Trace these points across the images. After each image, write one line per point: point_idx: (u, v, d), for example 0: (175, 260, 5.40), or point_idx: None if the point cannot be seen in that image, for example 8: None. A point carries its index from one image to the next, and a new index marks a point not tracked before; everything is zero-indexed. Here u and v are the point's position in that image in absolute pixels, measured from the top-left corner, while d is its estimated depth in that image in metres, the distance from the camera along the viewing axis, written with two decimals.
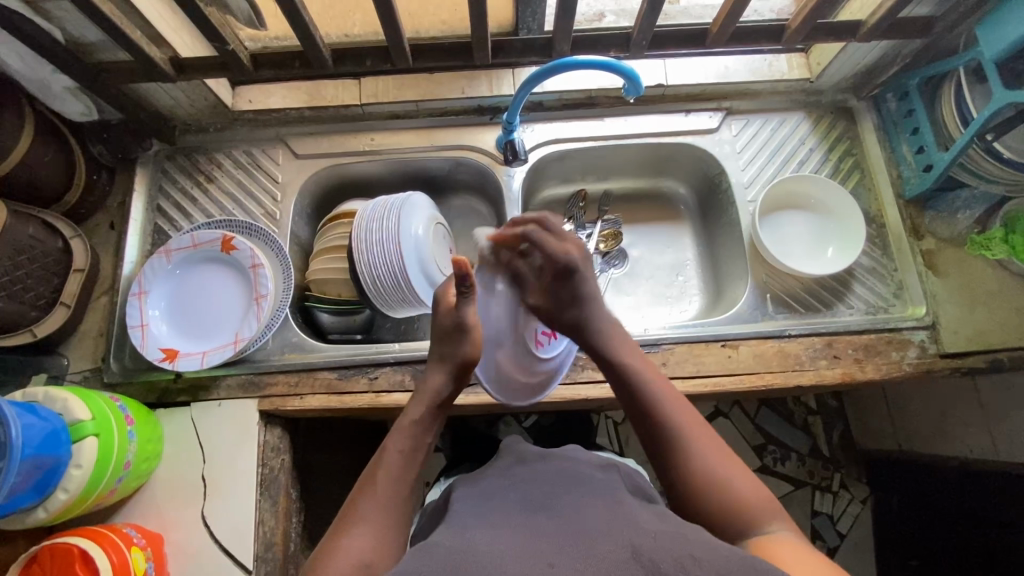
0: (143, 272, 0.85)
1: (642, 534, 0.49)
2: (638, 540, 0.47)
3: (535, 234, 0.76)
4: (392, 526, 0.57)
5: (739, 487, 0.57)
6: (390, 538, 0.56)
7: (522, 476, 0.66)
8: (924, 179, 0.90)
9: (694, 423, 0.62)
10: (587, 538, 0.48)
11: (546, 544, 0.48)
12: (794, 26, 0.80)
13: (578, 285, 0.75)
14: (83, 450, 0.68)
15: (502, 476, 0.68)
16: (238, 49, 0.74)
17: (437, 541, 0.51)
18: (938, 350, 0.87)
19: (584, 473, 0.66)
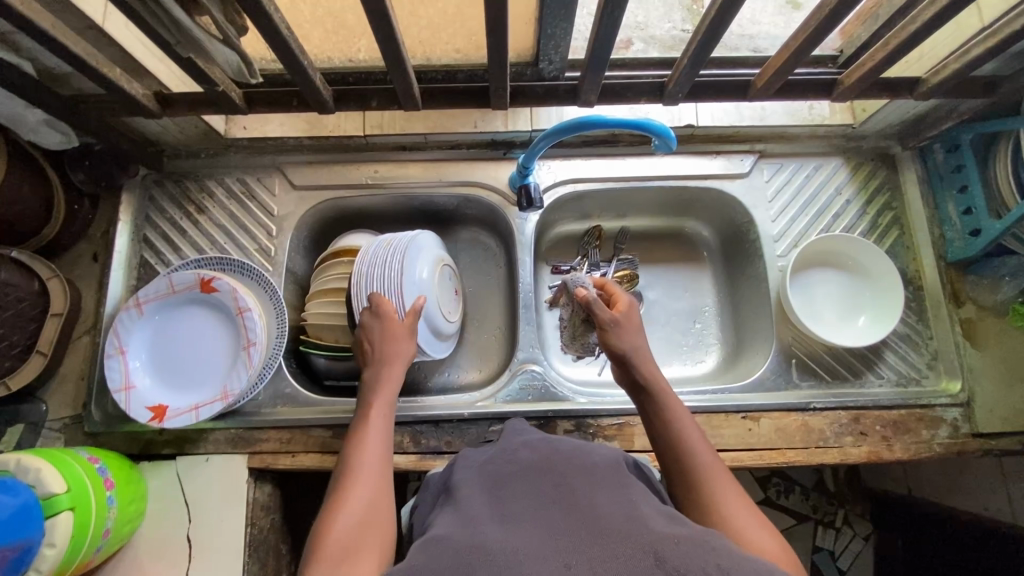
0: (116, 328, 0.78)
1: (659, 534, 0.43)
2: (658, 539, 0.42)
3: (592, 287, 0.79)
4: (375, 512, 0.56)
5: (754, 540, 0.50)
6: (374, 533, 0.54)
7: (532, 453, 0.58)
8: (971, 244, 0.84)
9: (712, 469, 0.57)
10: (604, 537, 0.43)
11: (565, 545, 0.43)
12: (849, 81, 0.72)
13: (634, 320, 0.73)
14: (57, 528, 0.63)
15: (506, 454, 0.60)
16: (230, 91, 0.67)
17: (445, 535, 0.45)
18: (971, 430, 0.82)
19: (600, 453, 0.59)
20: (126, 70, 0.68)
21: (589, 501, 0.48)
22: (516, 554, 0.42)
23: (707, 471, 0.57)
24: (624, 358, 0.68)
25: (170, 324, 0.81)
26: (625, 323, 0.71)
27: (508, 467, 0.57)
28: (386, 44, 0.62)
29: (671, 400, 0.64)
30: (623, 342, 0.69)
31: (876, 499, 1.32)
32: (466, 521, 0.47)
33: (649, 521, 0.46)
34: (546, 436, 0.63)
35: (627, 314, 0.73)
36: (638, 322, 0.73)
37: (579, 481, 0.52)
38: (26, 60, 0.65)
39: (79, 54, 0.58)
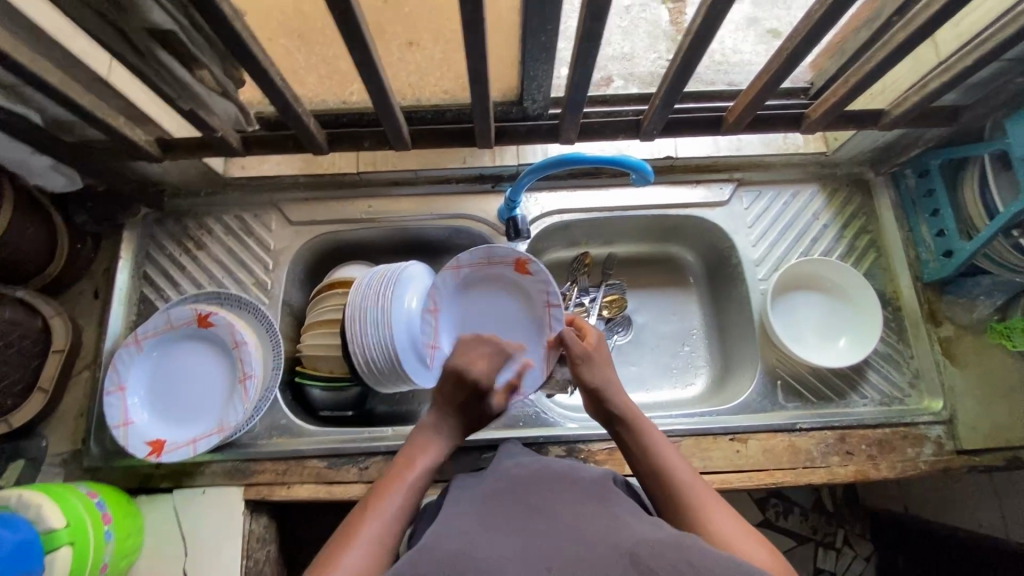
0: (115, 365, 0.80)
1: (639, 540, 0.46)
2: (636, 545, 0.45)
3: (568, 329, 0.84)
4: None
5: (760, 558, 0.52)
6: None
7: (516, 477, 0.60)
8: (944, 265, 0.86)
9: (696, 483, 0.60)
10: (585, 547, 0.46)
11: (547, 550, 0.46)
12: (816, 114, 0.76)
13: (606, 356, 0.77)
14: (56, 563, 0.64)
15: (495, 477, 0.62)
16: (228, 135, 0.70)
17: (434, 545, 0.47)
18: (955, 447, 0.84)
19: (583, 474, 0.60)
20: (129, 118, 0.71)
21: (573, 519, 0.50)
22: (504, 564, 0.44)
23: (693, 492, 0.59)
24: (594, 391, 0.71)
25: (169, 360, 0.83)
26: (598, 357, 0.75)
27: (495, 491, 0.58)
28: (375, 90, 0.66)
29: (649, 429, 0.68)
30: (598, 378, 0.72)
31: (877, 519, 1.31)
32: (454, 531, 0.49)
33: (629, 529, 0.49)
34: (532, 460, 0.65)
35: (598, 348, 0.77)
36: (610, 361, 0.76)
37: (565, 500, 0.54)
38: (35, 111, 0.69)
39: (86, 106, 0.62)
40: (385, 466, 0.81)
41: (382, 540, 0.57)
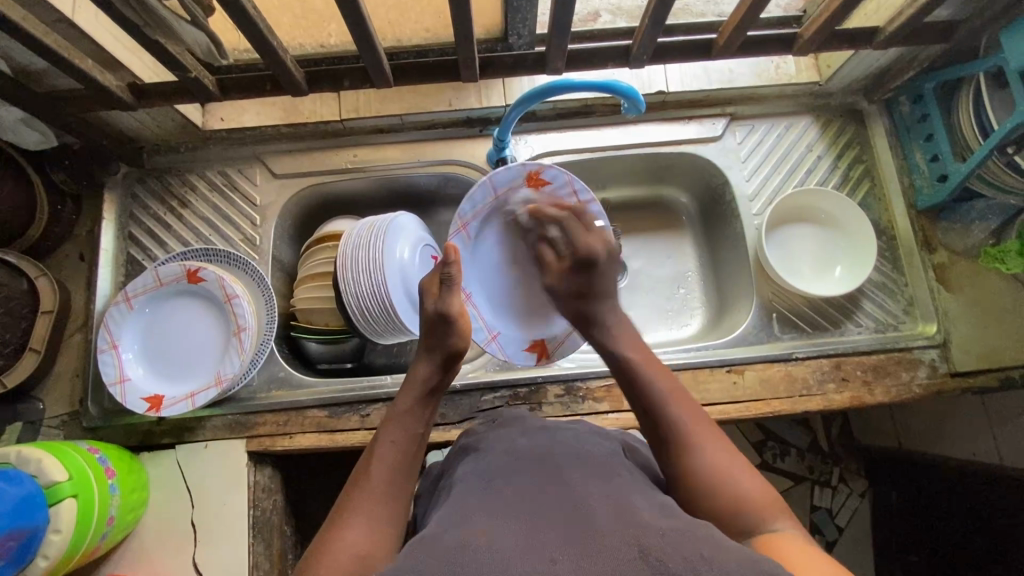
0: (107, 323, 0.79)
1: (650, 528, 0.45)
2: (648, 536, 0.44)
3: (569, 222, 0.79)
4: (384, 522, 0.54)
5: (778, 531, 0.52)
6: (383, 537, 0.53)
7: (520, 449, 0.60)
8: (938, 191, 0.86)
9: (697, 422, 0.59)
10: (594, 534, 0.44)
11: (550, 540, 0.44)
12: (808, 34, 0.74)
13: (599, 278, 0.75)
14: (61, 514, 0.64)
15: (502, 444, 0.62)
16: (202, 75, 0.68)
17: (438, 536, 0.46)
18: (948, 370, 0.84)
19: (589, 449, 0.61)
20: (98, 63, 0.68)
21: (580, 497, 0.49)
22: (505, 553, 0.43)
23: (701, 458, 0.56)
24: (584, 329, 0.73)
25: (162, 318, 0.82)
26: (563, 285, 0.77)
27: (501, 467, 0.57)
28: (352, 22, 0.63)
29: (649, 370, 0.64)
30: (600, 335, 0.71)
31: (871, 458, 1.34)
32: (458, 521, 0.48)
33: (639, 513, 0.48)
34: (539, 433, 0.64)
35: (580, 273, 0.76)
36: (598, 257, 0.75)
37: (572, 476, 0.54)
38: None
39: (51, 46, 0.59)
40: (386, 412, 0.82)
41: (393, 484, 0.57)
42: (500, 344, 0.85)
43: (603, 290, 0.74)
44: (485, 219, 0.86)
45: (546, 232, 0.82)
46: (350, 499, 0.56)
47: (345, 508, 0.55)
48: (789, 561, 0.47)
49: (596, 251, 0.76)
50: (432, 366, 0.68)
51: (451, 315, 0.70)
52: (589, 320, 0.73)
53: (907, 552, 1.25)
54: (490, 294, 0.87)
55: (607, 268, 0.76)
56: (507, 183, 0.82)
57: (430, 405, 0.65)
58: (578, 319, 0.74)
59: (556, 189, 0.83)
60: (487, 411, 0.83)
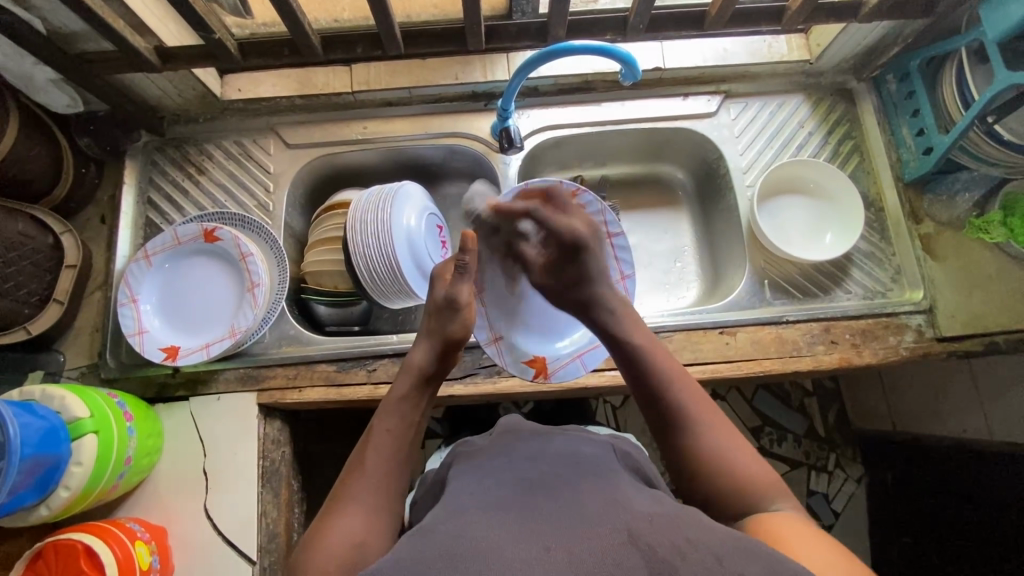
0: (127, 279, 0.84)
1: (638, 517, 0.48)
2: (634, 522, 0.47)
3: (538, 210, 0.76)
4: (378, 513, 0.54)
5: (780, 511, 0.53)
6: (378, 527, 0.53)
7: (522, 455, 0.63)
8: (924, 162, 0.89)
9: (700, 403, 0.61)
10: (583, 524, 0.47)
11: (544, 531, 0.46)
12: (794, 6, 0.79)
13: (583, 266, 0.75)
14: (83, 448, 0.68)
15: (501, 454, 0.64)
16: (225, 38, 0.75)
17: (435, 528, 0.49)
18: (934, 335, 0.87)
19: (582, 452, 0.64)
20: (131, 27, 0.74)
21: (573, 495, 0.52)
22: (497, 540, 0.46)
23: (701, 442, 0.58)
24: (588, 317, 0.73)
25: (179, 276, 0.86)
26: (545, 278, 0.78)
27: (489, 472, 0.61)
28: None
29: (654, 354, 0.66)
30: (608, 318, 0.71)
31: (865, 440, 1.33)
32: (456, 515, 0.51)
33: (633, 505, 0.51)
34: (535, 441, 0.67)
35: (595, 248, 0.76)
36: (580, 241, 0.75)
37: (565, 476, 0.57)
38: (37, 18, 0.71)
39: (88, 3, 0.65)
40: (392, 366, 0.85)
41: (389, 475, 0.58)
42: (499, 349, 0.82)
43: (580, 277, 0.75)
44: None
45: (515, 228, 0.79)
46: (347, 488, 0.56)
47: (341, 497, 0.55)
48: (789, 535, 0.49)
49: (577, 232, 0.75)
50: (427, 355, 0.68)
51: (457, 302, 0.70)
52: (588, 306, 0.74)
53: (901, 533, 1.24)
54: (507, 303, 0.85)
55: (593, 251, 0.75)
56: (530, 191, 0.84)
57: (428, 392, 0.67)
58: (582, 306, 0.74)
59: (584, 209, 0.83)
60: (489, 367, 0.87)
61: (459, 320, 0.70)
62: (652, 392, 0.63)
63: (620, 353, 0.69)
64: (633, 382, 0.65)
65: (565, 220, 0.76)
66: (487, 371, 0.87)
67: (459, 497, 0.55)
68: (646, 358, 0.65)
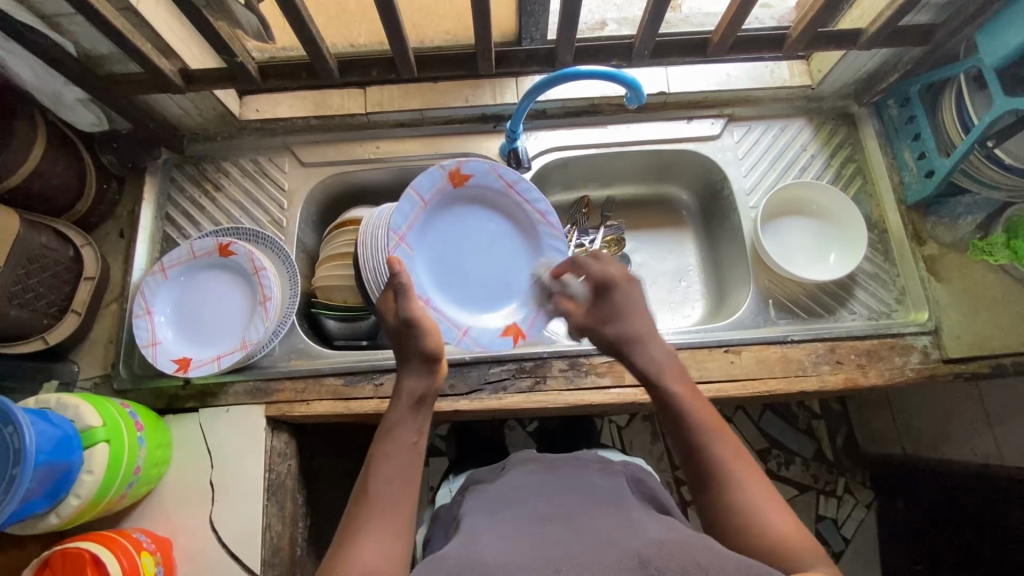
0: (143, 291, 0.86)
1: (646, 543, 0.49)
2: (645, 548, 0.48)
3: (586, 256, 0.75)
4: (392, 539, 0.54)
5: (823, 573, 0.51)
6: (393, 554, 0.53)
7: (530, 492, 0.63)
8: (926, 185, 0.90)
9: (737, 456, 0.59)
10: (586, 553, 0.48)
11: (555, 557, 0.48)
12: (794, 35, 0.82)
13: (618, 304, 0.71)
14: (95, 456, 0.69)
15: (510, 487, 0.65)
16: (246, 61, 0.79)
17: (446, 557, 0.50)
18: (941, 356, 0.87)
19: (590, 481, 0.64)
20: (157, 51, 0.77)
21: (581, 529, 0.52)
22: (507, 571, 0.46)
23: (740, 498, 0.56)
24: (624, 354, 0.69)
25: (192, 289, 0.88)
26: (585, 320, 0.74)
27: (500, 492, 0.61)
28: (383, 12, 0.71)
29: (695, 402, 0.63)
30: (640, 356, 0.68)
31: (876, 464, 1.31)
32: (466, 542, 0.52)
33: (645, 533, 0.51)
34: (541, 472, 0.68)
35: (629, 291, 0.72)
36: (615, 281, 0.72)
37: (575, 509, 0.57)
38: (69, 42, 0.75)
39: (117, 28, 0.68)
40: None
41: (398, 500, 0.57)
42: (472, 337, 0.88)
43: (617, 312, 0.71)
44: (420, 220, 0.88)
45: (564, 284, 0.82)
46: (357, 513, 0.56)
47: (350, 530, 0.55)
48: None
49: (612, 274, 0.73)
50: (415, 376, 0.66)
51: (417, 319, 0.68)
52: (624, 350, 0.69)
53: (913, 561, 1.22)
54: (459, 297, 0.90)
55: (628, 293, 0.72)
56: (431, 187, 0.86)
57: (424, 412, 0.65)
58: (618, 342, 0.70)
59: (477, 181, 0.89)
60: (495, 383, 0.87)
61: (430, 333, 0.68)
62: (688, 444, 0.60)
63: (657, 398, 0.65)
64: (669, 432, 0.63)
65: (601, 264, 0.74)
66: (493, 387, 0.87)
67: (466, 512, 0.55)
68: (684, 406, 0.63)
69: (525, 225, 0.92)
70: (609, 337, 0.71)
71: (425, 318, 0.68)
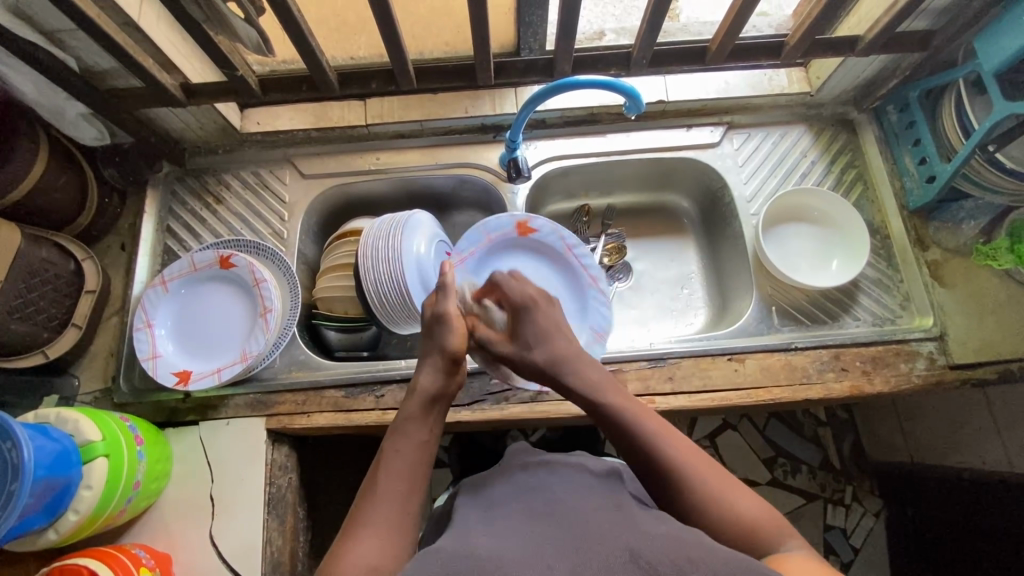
0: (144, 304, 0.86)
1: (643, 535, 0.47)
2: (637, 541, 0.47)
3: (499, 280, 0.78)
4: (395, 535, 0.53)
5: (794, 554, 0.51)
6: (395, 550, 0.52)
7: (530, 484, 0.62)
8: (927, 190, 0.90)
9: (688, 453, 0.58)
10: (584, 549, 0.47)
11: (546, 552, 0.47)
12: (792, 42, 0.82)
13: (536, 322, 0.73)
14: (94, 471, 0.69)
15: (506, 485, 0.63)
16: (247, 75, 0.79)
17: (440, 548, 0.49)
18: (947, 362, 0.86)
19: (588, 480, 0.63)
20: (159, 65, 0.78)
21: (578, 519, 0.52)
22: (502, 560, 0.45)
23: (696, 492, 0.56)
24: (556, 376, 0.68)
25: (192, 302, 0.88)
26: (511, 346, 0.74)
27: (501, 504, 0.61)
28: (382, 24, 0.72)
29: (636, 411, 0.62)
30: (575, 377, 0.67)
31: (884, 472, 1.29)
32: (462, 538, 0.51)
33: (638, 527, 0.50)
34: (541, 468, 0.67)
35: (544, 315, 0.74)
36: (534, 301, 0.75)
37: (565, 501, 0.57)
38: (71, 57, 0.76)
39: (119, 43, 0.69)
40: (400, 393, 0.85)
41: (405, 496, 0.56)
42: (500, 369, 0.84)
43: (540, 335, 0.72)
44: (482, 255, 0.93)
45: (482, 308, 0.79)
46: (360, 512, 0.55)
47: (356, 522, 0.54)
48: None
49: (529, 296, 0.75)
50: (434, 372, 0.68)
51: (445, 314, 0.72)
52: (557, 366, 0.69)
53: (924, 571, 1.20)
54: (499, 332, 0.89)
55: (546, 309, 0.75)
56: (500, 226, 0.92)
57: (438, 410, 0.66)
58: (550, 364, 0.70)
59: (543, 236, 0.93)
60: (497, 393, 0.87)
61: (456, 332, 0.71)
62: (634, 453, 0.60)
63: (594, 409, 0.64)
64: (617, 443, 0.62)
65: (519, 286, 0.77)
66: (494, 398, 0.87)
67: (469, 524, 0.54)
68: (624, 413, 0.62)
69: (571, 281, 0.94)
70: (533, 364, 0.71)
71: (456, 318, 0.72)
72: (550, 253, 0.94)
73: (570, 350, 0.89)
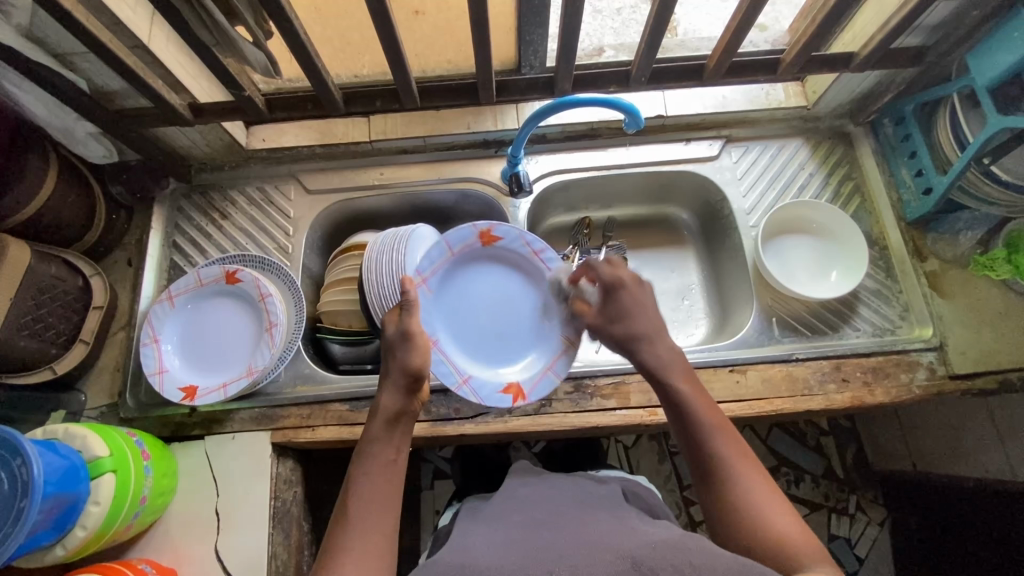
0: (150, 320, 0.87)
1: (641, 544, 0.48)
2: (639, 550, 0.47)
3: (599, 266, 0.77)
4: (368, 561, 0.54)
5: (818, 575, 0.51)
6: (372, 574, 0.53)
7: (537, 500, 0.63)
8: (925, 203, 0.91)
9: (741, 456, 0.61)
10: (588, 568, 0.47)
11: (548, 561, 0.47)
12: (789, 58, 0.84)
13: (623, 303, 0.74)
14: (101, 488, 0.69)
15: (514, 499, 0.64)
16: (254, 95, 0.81)
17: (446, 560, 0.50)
18: (947, 372, 0.87)
19: (592, 495, 0.64)
20: (167, 85, 0.80)
21: (581, 530, 0.52)
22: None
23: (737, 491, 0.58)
24: (632, 353, 0.71)
25: (197, 317, 0.89)
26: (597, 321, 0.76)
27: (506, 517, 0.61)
28: (387, 45, 0.73)
29: (702, 406, 0.65)
30: (648, 354, 0.70)
31: (887, 481, 1.29)
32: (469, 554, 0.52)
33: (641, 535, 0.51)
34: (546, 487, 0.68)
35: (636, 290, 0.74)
36: (622, 284, 0.74)
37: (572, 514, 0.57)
38: (82, 79, 0.78)
39: (130, 66, 0.71)
40: None
41: (377, 520, 0.57)
42: (471, 387, 0.83)
43: (622, 313, 0.73)
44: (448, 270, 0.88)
45: (581, 291, 0.84)
46: (334, 539, 0.56)
47: (331, 550, 0.55)
48: None
49: (620, 278, 0.74)
50: (397, 392, 0.66)
51: (412, 332, 0.69)
52: (629, 345, 0.72)
53: None
54: (471, 344, 0.87)
55: (633, 292, 0.74)
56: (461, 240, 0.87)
57: (406, 427, 0.65)
58: (626, 341, 0.72)
59: (508, 243, 0.89)
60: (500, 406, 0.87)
61: (416, 350, 0.68)
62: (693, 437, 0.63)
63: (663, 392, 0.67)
64: (675, 426, 0.65)
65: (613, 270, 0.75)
66: (498, 411, 0.87)
67: (474, 538, 0.55)
68: (691, 406, 0.65)
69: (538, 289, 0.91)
70: (621, 336, 0.73)
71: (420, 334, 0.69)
72: (520, 264, 0.90)
73: (538, 359, 0.87)
